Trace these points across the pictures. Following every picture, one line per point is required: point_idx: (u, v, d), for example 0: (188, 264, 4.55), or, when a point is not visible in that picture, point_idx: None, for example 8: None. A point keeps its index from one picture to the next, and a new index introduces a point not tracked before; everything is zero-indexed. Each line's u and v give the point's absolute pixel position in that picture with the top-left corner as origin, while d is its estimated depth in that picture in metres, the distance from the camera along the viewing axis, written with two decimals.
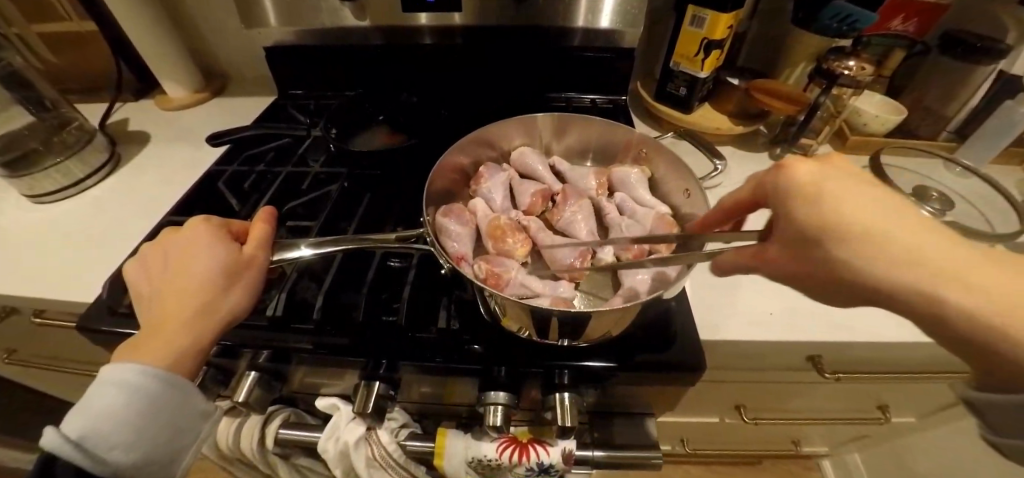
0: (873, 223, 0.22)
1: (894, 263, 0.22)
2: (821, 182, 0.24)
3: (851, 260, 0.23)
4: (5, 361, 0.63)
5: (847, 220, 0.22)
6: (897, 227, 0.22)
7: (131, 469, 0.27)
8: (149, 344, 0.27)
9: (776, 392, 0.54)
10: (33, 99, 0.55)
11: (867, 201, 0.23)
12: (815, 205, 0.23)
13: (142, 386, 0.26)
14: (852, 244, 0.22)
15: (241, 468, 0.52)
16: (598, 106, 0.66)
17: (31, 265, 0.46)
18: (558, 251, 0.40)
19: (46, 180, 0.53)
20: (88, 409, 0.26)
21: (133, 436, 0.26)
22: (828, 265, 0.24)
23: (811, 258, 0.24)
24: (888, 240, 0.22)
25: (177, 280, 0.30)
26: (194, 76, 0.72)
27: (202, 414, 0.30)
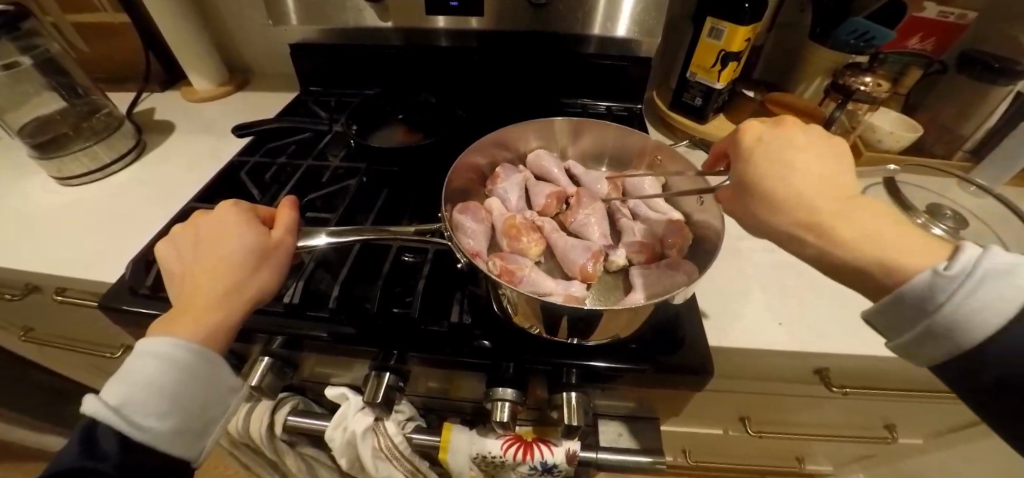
0: (768, 181, 0.28)
1: (791, 212, 0.27)
2: (755, 143, 0.30)
3: (771, 213, 0.28)
4: (22, 339, 0.64)
5: (760, 171, 0.29)
6: (784, 185, 0.27)
7: (166, 437, 0.27)
8: (181, 317, 0.29)
9: (779, 405, 0.54)
10: (66, 85, 0.58)
11: (781, 159, 0.28)
12: (743, 163, 0.30)
13: (178, 355, 0.27)
14: (753, 199, 0.29)
15: (248, 455, 0.53)
16: (613, 112, 0.67)
17: (68, 241, 0.48)
18: (571, 251, 0.41)
19: (75, 163, 0.55)
20: (125, 377, 0.27)
21: (168, 404, 0.27)
22: (754, 214, 0.29)
23: (745, 209, 0.30)
24: (799, 195, 0.27)
25: (208, 259, 0.31)
26: (219, 70, 0.74)
27: (231, 389, 0.31)
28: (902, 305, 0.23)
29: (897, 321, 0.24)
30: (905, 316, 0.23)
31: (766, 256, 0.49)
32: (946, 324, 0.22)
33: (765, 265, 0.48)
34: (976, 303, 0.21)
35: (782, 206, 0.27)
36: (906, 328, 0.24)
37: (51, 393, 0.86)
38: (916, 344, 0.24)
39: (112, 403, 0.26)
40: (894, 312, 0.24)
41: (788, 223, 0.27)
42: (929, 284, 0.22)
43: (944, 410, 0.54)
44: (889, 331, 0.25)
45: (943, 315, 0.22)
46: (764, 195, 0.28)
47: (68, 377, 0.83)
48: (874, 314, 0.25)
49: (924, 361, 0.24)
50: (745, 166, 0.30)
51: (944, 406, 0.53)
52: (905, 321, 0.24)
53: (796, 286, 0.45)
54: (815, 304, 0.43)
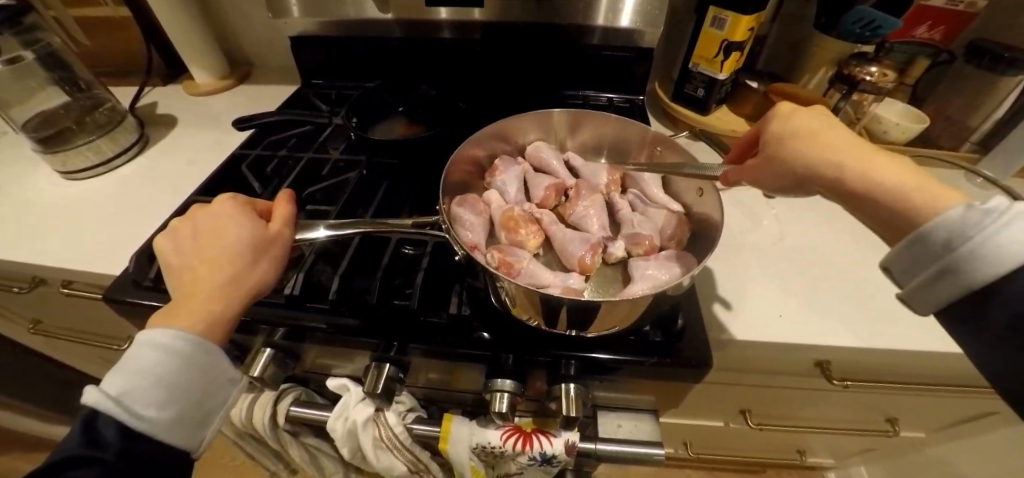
0: (813, 128, 0.30)
1: (830, 154, 0.28)
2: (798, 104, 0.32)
3: (807, 155, 0.29)
4: (31, 331, 0.65)
5: (800, 122, 0.31)
6: (827, 132, 0.29)
7: (166, 426, 0.27)
8: (180, 308, 0.29)
9: (778, 398, 0.54)
10: (69, 79, 0.58)
11: (816, 115, 0.30)
12: (788, 116, 0.32)
13: (175, 346, 0.28)
14: (796, 141, 0.30)
15: (252, 445, 0.54)
16: (615, 104, 0.67)
17: (74, 234, 0.49)
18: (569, 243, 0.41)
19: (79, 157, 0.55)
20: (125, 368, 0.27)
21: (166, 393, 0.27)
22: (783, 162, 0.31)
23: (770, 158, 0.32)
24: (835, 139, 0.29)
25: (208, 250, 0.32)
26: (220, 63, 0.74)
27: (229, 379, 0.31)
28: (919, 248, 0.24)
29: (919, 260, 0.25)
30: (921, 258, 0.24)
31: (765, 249, 0.49)
32: (963, 260, 0.22)
33: (765, 258, 0.47)
34: (1006, 240, 0.21)
35: (818, 149, 0.29)
36: (927, 267, 0.24)
37: (60, 384, 0.88)
38: (931, 283, 0.24)
39: (113, 393, 0.27)
40: (910, 255, 0.25)
41: (825, 162, 0.28)
42: (961, 219, 0.22)
43: (947, 403, 0.54)
44: (906, 276, 0.26)
45: (967, 250, 0.22)
46: (808, 136, 0.30)
47: (74, 369, 0.85)
48: (893, 259, 0.26)
49: (936, 306, 0.25)
50: (782, 120, 0.32)
51: (947, 399, 0.52)
52: (921, 263, 0.25)
53: (797, 279, 0.45)
54: (816, 297, 0.43)
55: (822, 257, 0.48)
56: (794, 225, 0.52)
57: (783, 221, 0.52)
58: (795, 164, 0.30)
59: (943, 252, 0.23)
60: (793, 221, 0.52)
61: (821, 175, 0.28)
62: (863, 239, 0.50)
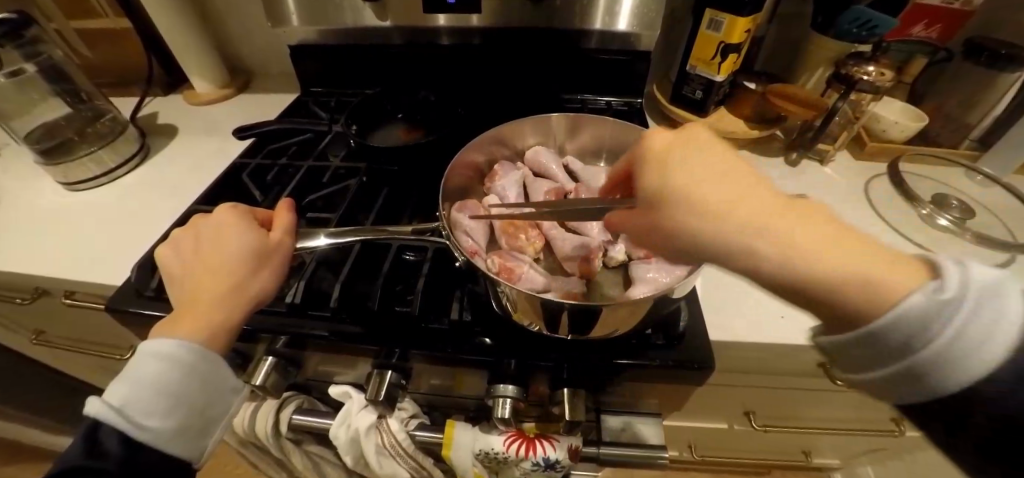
0: (701, 187, 0.23)
1: (732, 226, 0.22)
2: (673, 149, 0.26)
3: (701, 230, 0.23)
4: (34, 342, 0.66)
5: (683, 180, 0.24)
6: (722, 181, 0.23)
7: (169, 435, 0.28)
8: (182, 318, 0.29)
9: (781, 399, 0.54)
10: (71, 91, 0.58)
11: (704, 165, 0.24)
12: (664, 172, 0.25)
13: (177, 356, 0.28)
14: (682, 209, 0.24)
15: (255, 453, 0.54)
16: (613, 107, 0.67)
17: (74, 245, 0.49)
18: (569, 247, 0.40)
19: (81, 168, 0.55)
20: (127, 378, 0.27)
21: (168, 403, 0.28)
22: (681, 234, 0.24)
23: (662, 227, 0.25)
24: (729, 203, 0.22)
25: (210, 259, 0.32)
26: (220, 72, 0.75)
27: (232, 388, 0.31)
28: (869, 344, 0.20)
29: (871, 355, 0.20)
30: (874, 354, 0.20)
31: None
32: (931, 365, 0.19)
33: None
34: (972, 341, 0.18)
35: (715, 221, 0.22)
36: (880, 362, 0.20)
37: (63, 393, 0.88)
38: (887, 378, 0.21)
39: (115, 404, 0.27)
40: (858, 349, 0.21)
41: (732, 241, 0.22)
42: (919, 315, 0.18)
43: None
44: (849, 362, 0.22)
45: (929, 354, 0.19)
46: (709, 185, 0.23)
47: (78, 378, 0.85)
48: (834, 344, 0.22)
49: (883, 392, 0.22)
50: (663, 175, 0.25)
51: None
52: (872, 358, 0.21)
53: None
54: None
55: None
56: None
57: None
58: (693, 239, 0.23)
59: (901, 353, 0.19)
60: None
61: (752, 235, 0.21)
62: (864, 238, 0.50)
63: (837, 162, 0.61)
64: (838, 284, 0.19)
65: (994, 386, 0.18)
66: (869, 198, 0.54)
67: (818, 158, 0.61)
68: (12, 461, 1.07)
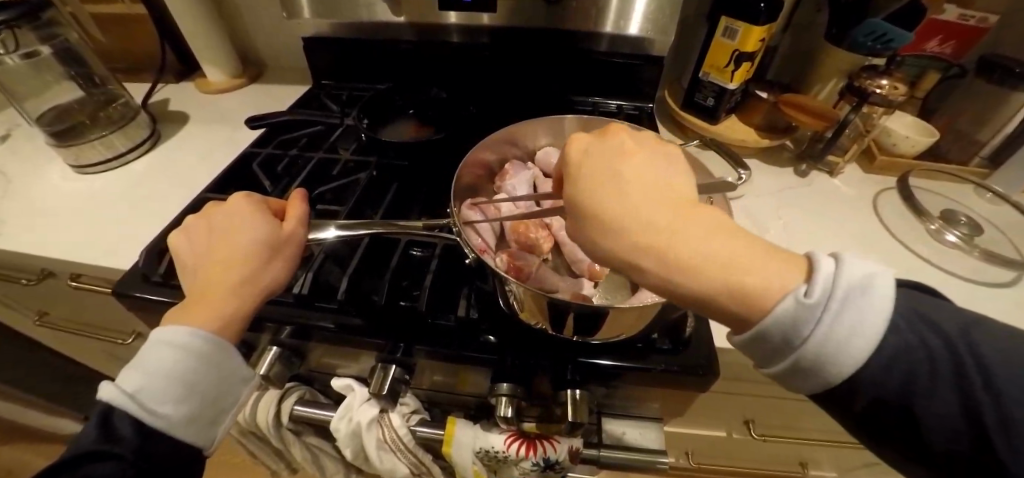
0: (604, 195, 0.24)
1: (631, 237, 0.22)
2: (586, 156, 0.26)
3: (605, 240, 0.23)
4: (38, 324, 0.66)
5: (590, 189, 0.25)
6: (630, 188, 0.24)
7: (181, 423, 0.28)
8: (195, 308, 0.29)
9: (783, 409, 0.54)
10: (85, 74, 0.59)
11: (611, 172, 0.25)
12: (573, 179, 0.26)
13: (191, 345, 0.28)
14: (588, 219, 0.24)
15: (254, 443, 0.54)
16: (624, 111, 0.67)
17: (84, 228, 0.49)
18: (578, 249, 0.40)
19: (92, 150, 0.56)
20: (141, 366, 0.28)
21: (181, 391, 0.28)
22: (589, 242, 0.24)
23: (577, 234, 0.25)
24: (629, 213, 0.23)
25: (222, 249, 0.32)
26: (232, 62, 0.75)
27: (244, 378, 0.31)
28: (762, 342, 0.21)
29: (769, 353, 0.21)
30: (768, 351, 0.21)
31: None
32: (816, 355, 0.20)
33: None
34: (842, 333, 0.19)
35: (615, 235, 0.23)
36: (777, 359, 0.21)
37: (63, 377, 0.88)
38: (793, 375, 0.21)
39: (129, 391, 0.27)
40: (759, 347, 0.21)
41: (630, 253, 0.22)
42: (795, 311, 0.19)
43: None
44: (756, 358, 0.22)
45: (812, 347, 0.20)
46: (623, 195, 0.23)
47: (82, 362, 0.85)
48: (737, 344, 0.22)
49: (795, 388, 0.22)
50: (572, 182, 0.26)
51: None
52: (769, 355, 0.21)
53: None
54: None
55: None
56: (803, 235, 0.51)
57: (793, 231, 0.52)
58: (598, 249, 0.24)
59: (789, 348, 0.20)
60: (802, 232, 0.52)
61: (646, 251, 0.22)
62: (870, 250, 0.50)
63: (846, 174, 0.61)
64: (724, 293, 0.20)
65: (868, 373, 0.20)
66: (878, 211, 0.55)
67: (828, 169, 0.61)
68: (9, 441, 1.08)
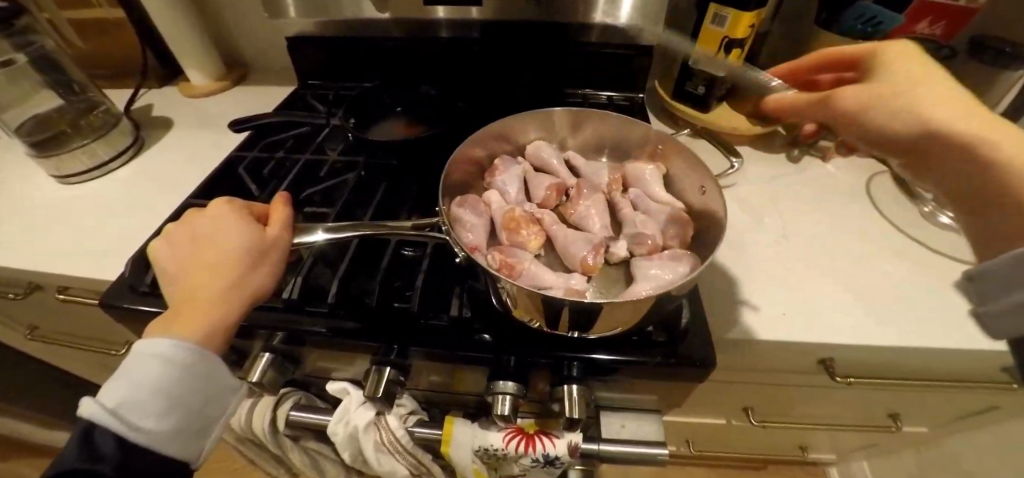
0: (924, 91, 0.30)
1: (976, 127, 0.27)
2: (903, 57, 0.32)
3: (940, 121, 0.28)
4: (29, 337, 0.65)
5: (928, 89, 0.30)
6: (933, 91, 0.30)
7: (165, 437, 0.27)
8: (181, 317, 0.28)
9: (782, 395, 0.54)
10: (64, 83, 0.57)
11: (926, 74, 0.31)
12: (898, 70, 0.32)
13: (175, 356, 0.27)
14: (893, 100, 0.31)
15: (252, 450, 0.53)
16: (614, 102, 0.66)
17: (68, 240, 0.48)
18: (571, 244, 0.39)
19: (73, 161, 0.54)
20: (123, 378, 0.27)
21: (166, 403, 0.27)
22: (890, 120, 0.31)
23: (865, 111, 0.33)
24: (934, 108, 0.29)
25: (207, 256, 0.31)
26: (216, 64, 0.74)
27: (229, 387, 0.31)
28: (1019, 266, 0.24)
29: (1015, 279, 0.24)
30: (1017, 279, 0.24)
31: (769, 246, 0.48)
32: None
33: (769, 253, 0.47)
34: None
35: (939, 117, 0.28)
36: (1018, 289, 0.24)
37: (58, 389, 0.88)
38: (1016, 306, 0.24)
39: (110, 406, 0.26)
40: (1011, 271, 0.24)
41: (953, 130, 0.28)
42: None
43: (949, 399, 0.53)
44: (992, 289, 0.25)
45: None
46: (943, 96, 0.29)
47: (75, 374, 0.84)
48: (985, 270, 0.25)
49: (1007, 327, 0.25)
50: (909, 74, 0.31)
51: (948, 394, 0.52)
52: (1015, 283, 0.24)
53: (800, 274, 0.45)
54: (818, 294, 0.43)
55: (823, 254, 0.47)
56: (797, 222, 0.51)
57: (786, 218, 0.52)
58: (900, 123, 0.30)
59: None
60: (795, 218, 0.52)
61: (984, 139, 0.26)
62: (864, 235, 0.49)
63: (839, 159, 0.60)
64: (1021, 175, 0.25)
65: None
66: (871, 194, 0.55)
67: (820, 155, 0.61)
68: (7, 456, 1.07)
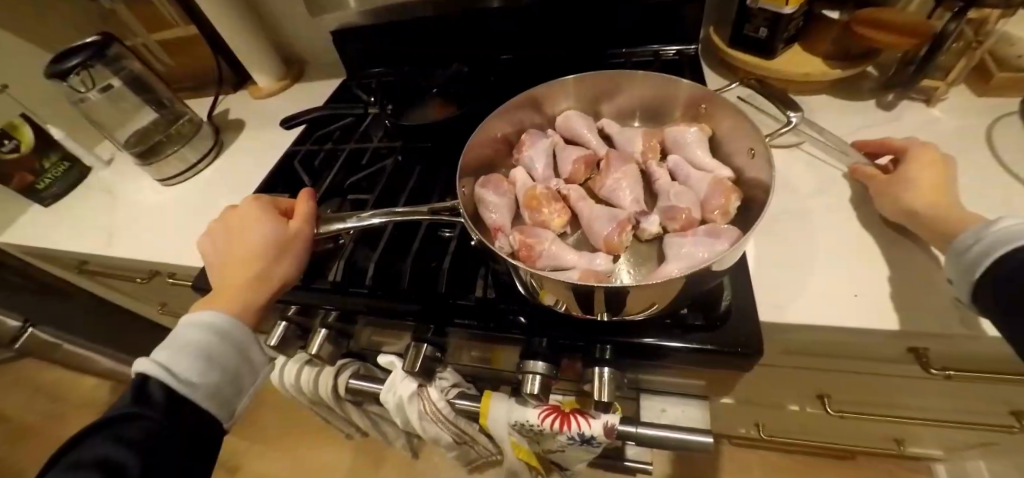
0: (921, 177, 0.36)
1: (930, 202, 0.34)
2: (923, 152, 0.37)
3: (912, 197, 0.35)
4: (161, 311, 0.80)
5: (922, 171, 0.36)
6: (926, 178, 0.35)
7: (204, 390, 0.31)
8: (220, 296, 0.35)
9: (863, 384, 0.47)
10: (155, 100, 0.66)
11: (932, 166, 0.36)
12: (911, 160, 0.37)
13: (220, 323, 0.33)
14: (889, 182, 0.37)
15: (326, 411, 0.61)
16: (662, 59, 0.60)
17: (172, 233, 0.58)
18: (596, 220, 0.37)
19: (168, 165, 0.64)
20: (170, 343, 0.32)
21: (211, 365, 0.31)
22: (893, 189, 0.37)
23: (884, 184, 0.38)
24: (919, 189, 0.35)
25: (240, 247, 0.37)
26: (277, 66, 0.79)
27: (258, 363, 0.36)
28: (956, 259, 0.29)
29: (959, 268, 0.28)
30: (960, 266, 0.28)
31: (842, 213, 0.41)
32: (979, 257, 0.27)
33: (841, 221, 0.40)
34: (989, 249, 0.26)
35: (917, 194, 0.35)
36: (961, 272, 0.28)
37: None
38: (963, 285, 0.28)
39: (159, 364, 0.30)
40: (955, 263, 0.29)
41: (918, 206, 0.34)
42: (975, 233, 0.28)
43: None
44: (956, 283, 0.29)
45: (975, 256, 0.27)
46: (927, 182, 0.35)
47: None
48: (949, 269, 0.30)
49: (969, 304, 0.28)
50: (918, 162, 0.37)
51: None
52: (959, 271, 0.28)
53: (878, 247, 0.38)
54: (904, 270, 0.36)
55: None
56: None
57: None
58: (898, 194, 0.36)
59: (970, 261, 0.27)
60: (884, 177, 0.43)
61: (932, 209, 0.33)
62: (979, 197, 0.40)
63: (950, 100, 0.48)
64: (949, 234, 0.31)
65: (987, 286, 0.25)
66: (992, 142, 0.43)
67: (924, 97, 0.49)
68: None
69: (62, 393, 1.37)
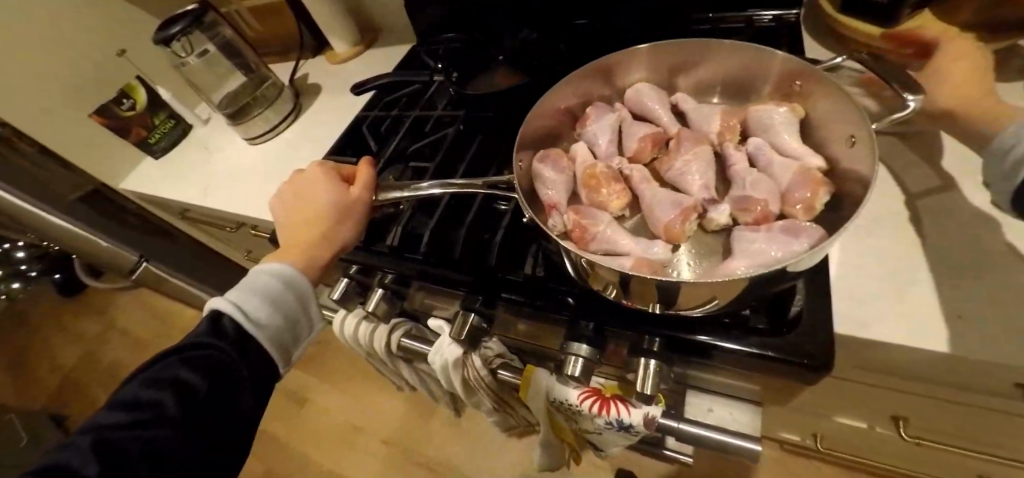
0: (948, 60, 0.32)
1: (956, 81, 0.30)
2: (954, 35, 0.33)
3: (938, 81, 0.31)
4: (247, 257, 0.90)
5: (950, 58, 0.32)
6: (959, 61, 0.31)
7: (267, 331, 0.34)
8: (290, 252, 0.38)
9: (953, 415, 0.41)
10: (244, 64, 0.71)
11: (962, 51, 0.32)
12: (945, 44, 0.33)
13: (286, 272, 0.36)
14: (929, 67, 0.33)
15: (380, 363, 0.66)
16: (756, 26, 0.54)
17: (256, 189, 0.64)
18: (658, 205, 0.35)
19: (253, 126, 0.70)
20: (243, 285, 0.35)
21: (275, 309, 0.35)
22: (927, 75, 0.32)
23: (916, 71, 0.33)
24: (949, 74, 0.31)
25: (308, 209, 0.40)
26: (353, 31, 0.82)
27: (314, 317, 0.39)
28: (996, 157, 0.24)
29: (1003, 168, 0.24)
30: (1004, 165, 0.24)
31: (960, 218, 0.35)
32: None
33: (957, 227, 0.34)
34: None
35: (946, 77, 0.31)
36: (1005, 169, 0.23)
37: None
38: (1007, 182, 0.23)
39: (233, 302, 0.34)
40: (997, 163, 0.24)
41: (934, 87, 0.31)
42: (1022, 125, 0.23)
43: None
44: (996, 184, 0.25)
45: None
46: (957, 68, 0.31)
47: None
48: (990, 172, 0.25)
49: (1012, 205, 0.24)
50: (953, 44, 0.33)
51: None
52: (1001, 170, 0.24)
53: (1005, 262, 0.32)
54: None
55: None
56: None
57: None
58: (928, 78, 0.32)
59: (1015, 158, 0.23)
60: None
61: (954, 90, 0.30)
62: None
63: None
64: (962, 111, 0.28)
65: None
66: None
67: None
68: None
69: (172, 316, 1.62)
